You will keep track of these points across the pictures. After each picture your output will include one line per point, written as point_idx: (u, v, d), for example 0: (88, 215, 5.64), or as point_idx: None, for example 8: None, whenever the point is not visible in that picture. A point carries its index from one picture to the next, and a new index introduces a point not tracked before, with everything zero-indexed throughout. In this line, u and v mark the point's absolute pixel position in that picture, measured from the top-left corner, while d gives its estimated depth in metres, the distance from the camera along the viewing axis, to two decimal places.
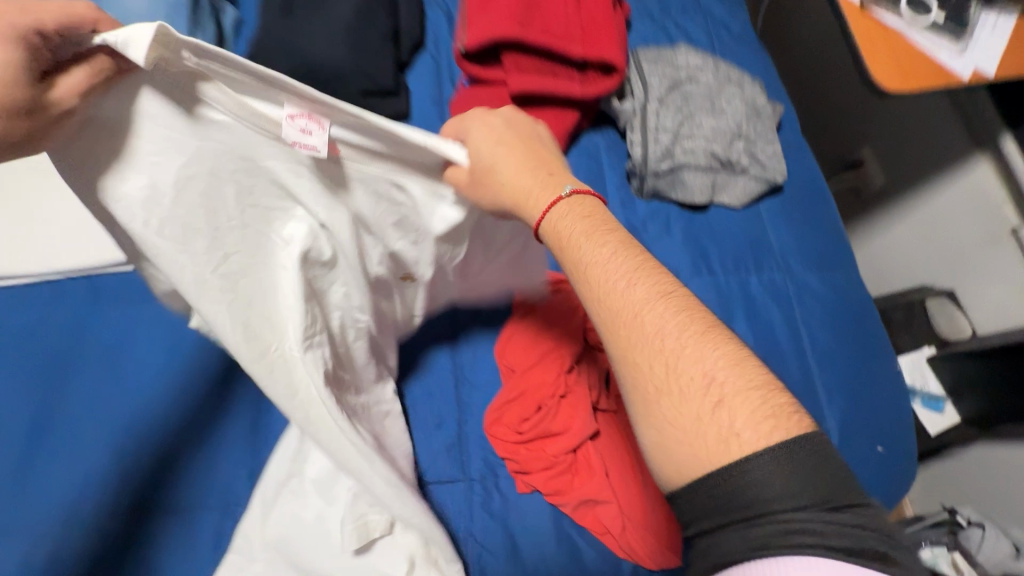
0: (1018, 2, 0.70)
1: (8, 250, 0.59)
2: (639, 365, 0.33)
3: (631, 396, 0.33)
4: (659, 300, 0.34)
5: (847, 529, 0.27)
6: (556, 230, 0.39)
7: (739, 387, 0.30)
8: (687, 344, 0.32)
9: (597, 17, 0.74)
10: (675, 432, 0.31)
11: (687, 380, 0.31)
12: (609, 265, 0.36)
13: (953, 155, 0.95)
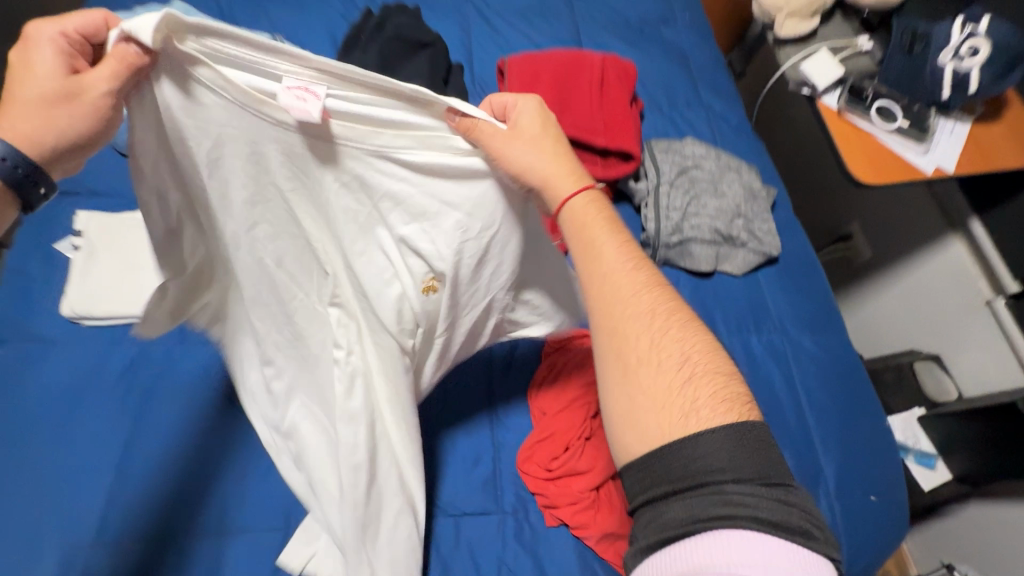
0: (969, 113, 0.84)
1: (124, 294, 0.70)
2: (628, 339, 0.44)
3: (619, 360, 0.43)
4: (648, 296, 0.45)
5: (771, 503, 0.35)
6: (577, 221, 0.48)
7: (703, 370, 0.42)
8: (668, 332, 0.43)
9: (617, 112, 0.88)
10: (651, 394, 0.41)
11: (668, 360, 0.42)
12: (614, 264, 0.47)
13: (930, 234, 1.07)
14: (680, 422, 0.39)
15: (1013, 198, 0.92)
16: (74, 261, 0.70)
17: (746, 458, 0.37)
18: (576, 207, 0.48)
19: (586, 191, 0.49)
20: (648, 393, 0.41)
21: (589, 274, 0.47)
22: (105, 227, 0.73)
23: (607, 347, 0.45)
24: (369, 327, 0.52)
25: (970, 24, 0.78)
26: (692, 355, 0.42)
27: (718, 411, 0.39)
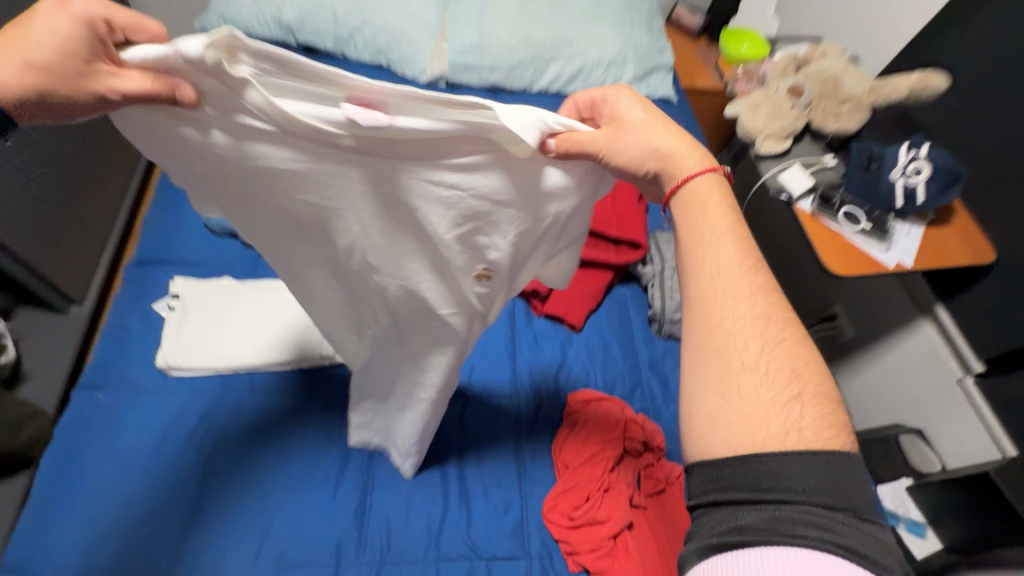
0: (923, 217, 1.01)
1: (212, 350, 0.82)
2: (734, 338, 0.41)
3: (718, 354, 0.40)
4: (763, 301, 0.42)
5: (851, 532, 0.34)
6: (690, 203, 0.46)
7: (812, 393, 0.39)
8: (779, 344, 0.40)
9: (626, 210, 1.06)
10: (748, 400, 0.38)
11: (778, 370, 0.39)
12: (728, 259, 0.43)
13: (903, 317, 1.20)
14: (773, 437, 0.37)
15: (966, 288, 1.06)
16: (169, 319, 0.84)
17: (838, 488, 0.35)
18: (691, 194, 0.46)
19: (708, 182, 0.46)
20: (748, 398, 0.38)
21: (697, 263, 0.44)
22: (200, 293, 0.87)
23: (707, 339, 0.41)
24: (421, 302, 0.59)
25: (913, 150, 0.96)
26: (802, 372, 0.40)
27: (817, 434, 0.37)
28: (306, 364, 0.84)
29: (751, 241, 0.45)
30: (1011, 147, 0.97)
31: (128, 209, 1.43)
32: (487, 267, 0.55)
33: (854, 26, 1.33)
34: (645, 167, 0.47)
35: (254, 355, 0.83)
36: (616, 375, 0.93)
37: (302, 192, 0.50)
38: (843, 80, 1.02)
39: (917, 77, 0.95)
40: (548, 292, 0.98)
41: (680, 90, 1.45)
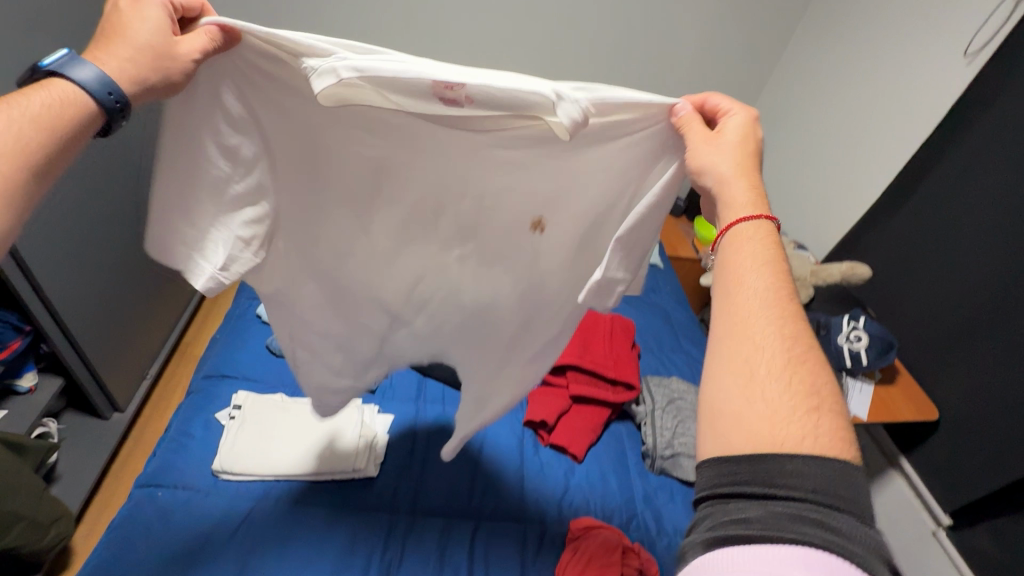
0: (871, 377, 1.20)
1: (257, 459, 0.94)
2: (764, 349, 0.43)
3: (745, 361, 0.42)
4: (791, 320, 0.44)
5: (855, 542, 0.34)
6: (735, 234, 0.49)
7: (832, 412, 0.41)
8: (804, 362, 0.42)
9: (622, 354, 1.24)
10: (770, 406, 0.40)
11: (801, 386, 0.41)
12: (759, 278, 0.46)
13: (875, 468, 1.32)
14: (790, 441, 0.38)
15: (922, 443, 1.21)
16: (229, 427, 0.98)
17: (846, 496, 0.36)
18: (732, 225, 0.50)
19: (758, 216, 0.49)
20: (772, 403, 0.40)
21: (727, 280, 0.48)
22: (257, 405, 1.02)
23: (734, 347, 0.44)
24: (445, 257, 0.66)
25: (853, 320, 1.18)
26: (823, 390, 0.42)
27: (831, 444, 0.38)
28: (340, 475, 0.96)
29: (789, 270, 0.47)
30: (932, 322, 1.21)
31: (181, 325, 1.62)
32: (539, 222, 0.62)
33: (799, 219, 1.68)
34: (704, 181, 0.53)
35: (294, 467, 0.94)
36: (613, 504, 1.03)
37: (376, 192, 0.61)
38: (789, 264, 1.29)
39: (846, 266, 1.21)
40: (554, 425, 1.12)
41: (665, 258, 1.75)
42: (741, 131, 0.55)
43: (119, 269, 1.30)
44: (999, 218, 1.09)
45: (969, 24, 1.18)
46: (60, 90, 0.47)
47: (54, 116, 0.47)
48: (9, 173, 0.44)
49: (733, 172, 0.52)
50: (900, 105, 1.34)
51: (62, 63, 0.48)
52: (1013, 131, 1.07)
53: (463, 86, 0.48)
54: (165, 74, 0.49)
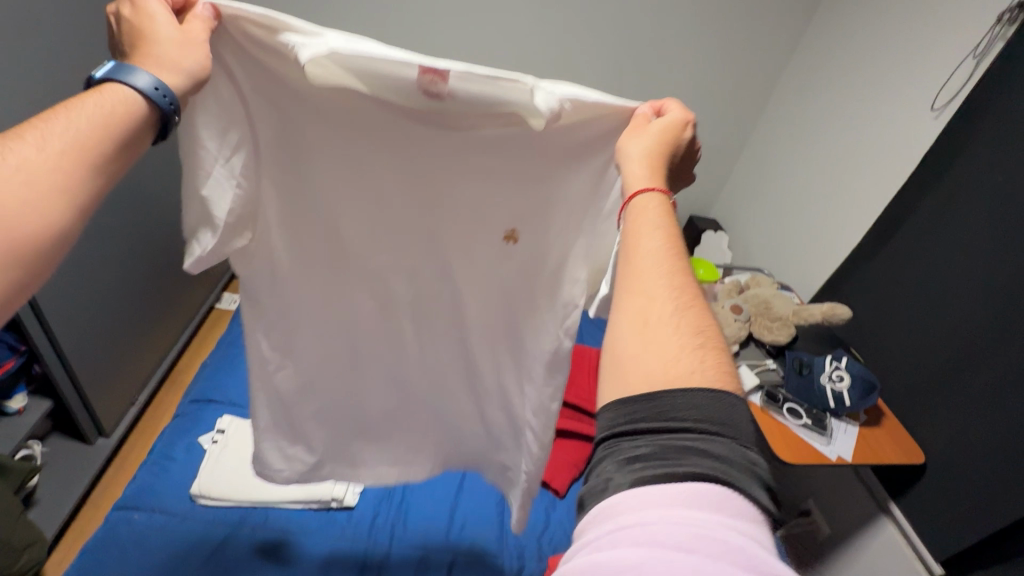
0: (855, 418, 1.20)
1: (237, 485, 0.94)
2: (655, 304, 0.50)
3: (639, 315, 0.50)
4: (678, 278, 0.52)
5: (733, 457, 0.40)
6: (638, 208, 0.57)
7: (713, 350, 0.48)
8: (689, 311, 0.50)
9: None
10: (659, 350, 0.47)
11: (686, 335, 0.48)
12: (654, 245, 0.54)
13: (868, 515, 1.30)
14: (678, 379, 0.44)
15: (910, 488, 1.19)
16: (211, 451, 0.99)
17: (728, 418, 0.42)
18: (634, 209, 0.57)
19: (656, 194, 0.57)
20: (662, 353, 0.47)
21: (629, 255, 0.54)
22: (239, 430, 1.03)
23: (631, 311, 0.51)
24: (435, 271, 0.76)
25: (836, 360, 1.19)
26: (705, 332, 0.49)
27: (713, 374, 0.45)
28: (319, 502, 0.97)
29: (679, 239, 0.56)
30: (915, 364, 1.22)
31: (175, 352, 1.64)
32: (512, 234, 0.71)
33: (786, 263, 1.73)
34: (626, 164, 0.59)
35: (274, 493, 0.95)
36: None
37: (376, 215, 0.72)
38: (772, 303, 1.32)
39: (826, 307, 1.24)
40: None
41: None
42: (671, 124, 0.61)
43: (119, 294, 1.34)
44: (970, 262, 1.12)
45: (932, 82, 1.26)
46: (119, 97, 0.50)
47: (114, 122, 0.50)
48: (72, 177, 0.48)
49: (647, 163, 0.59)
50: (874, 155, 1.41)
51: (112, 71, 0.51)
52: (979, 178, 1.12)
53: (447, 80, 0.57)
54: (188, 55, 0.54)
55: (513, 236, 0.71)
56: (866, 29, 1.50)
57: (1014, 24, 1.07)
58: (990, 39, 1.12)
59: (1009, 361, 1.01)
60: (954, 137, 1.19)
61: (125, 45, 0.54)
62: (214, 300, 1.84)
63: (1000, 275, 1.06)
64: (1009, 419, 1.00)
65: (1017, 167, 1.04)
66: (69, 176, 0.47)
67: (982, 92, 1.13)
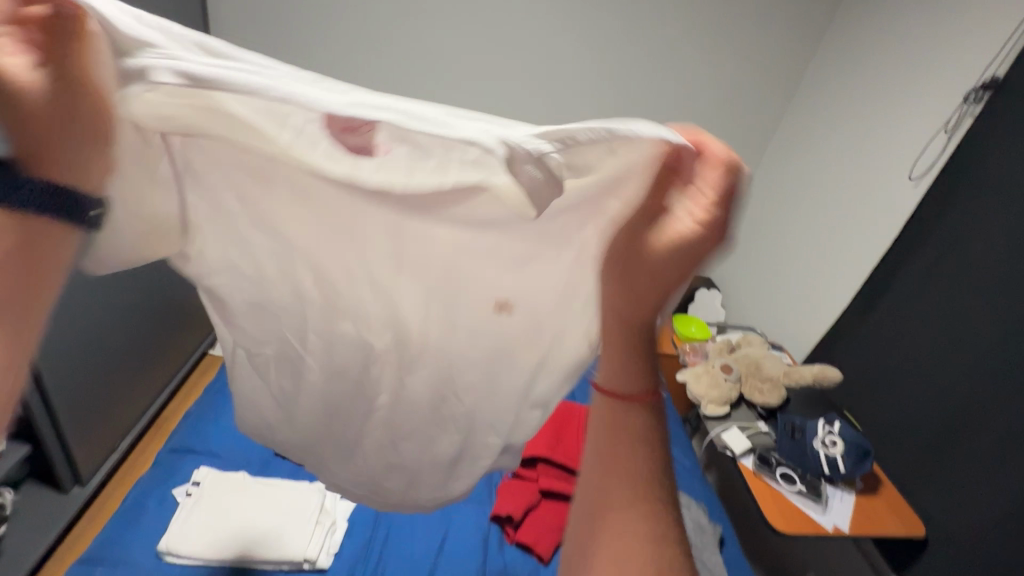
0: (851, 484, 1.17)
1: (207, 543, 0.91)
2: (617, 507, 0.50)
3: (600, 517, 0.51)
4: (641, 464, 0.51)
5: None
6: (606, 387, 0.52)
7: (671, 544, 0.49)
8: (648, 505, 0.50)
9: None
10: (617, 558, 0.49)
11: (649, 533, 0.49)
12: (620, 434, 0.52)
13: None
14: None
15: (912, 561, 1.15)
16: (183, 505, 0.97)
17: None
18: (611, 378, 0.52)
19: (631, 369, 0.51)
20: (630, 554, 0.49)
21: (596, 444, 0.53)
22: (214, 483, 1.00)
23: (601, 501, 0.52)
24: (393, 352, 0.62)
25: (828, 424, 1.16)
26: (665, 526, 0.50)
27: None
28: (290, 564, 0.91)
29: (651, 409, 0.52)
30: (910, 430, 1.20)
31: (162, 400, 1.63)
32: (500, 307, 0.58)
33: (778, 323, 1.75)
34: (612, 288, 0.48)
35: (244, 552, 0.91)
36: None
37: (322, 281, 0.58)
38: (762, 363, 1.31)
39: (817, 368, 1.23)
40: (521, 520, 1.07)
41: None
42: (684, 227, 0.42)
43: (110, 336, 1.35)
44: (956, 327, 1.13)
45: (908, 154, 1.32)
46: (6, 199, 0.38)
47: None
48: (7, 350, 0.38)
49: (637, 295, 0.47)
50: (858, 220, 1.46)
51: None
52: (961, 245, 1.16)
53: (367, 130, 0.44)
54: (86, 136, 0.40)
55: (505, 300, 0.58)
56: (844, 105, 1.60)
57: (980, 102, 1.15)
58: (959, 116, 1.19)
59: (1004, 429, 1.00)
60: (934, 206, 1.23)
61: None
62: (207, 347, 1.85)
63: (987, 341, 1.06)
64: (1012, 489, 0.97)
65: (998, 235, 1.08)
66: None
67: (957, 166, 1.19)
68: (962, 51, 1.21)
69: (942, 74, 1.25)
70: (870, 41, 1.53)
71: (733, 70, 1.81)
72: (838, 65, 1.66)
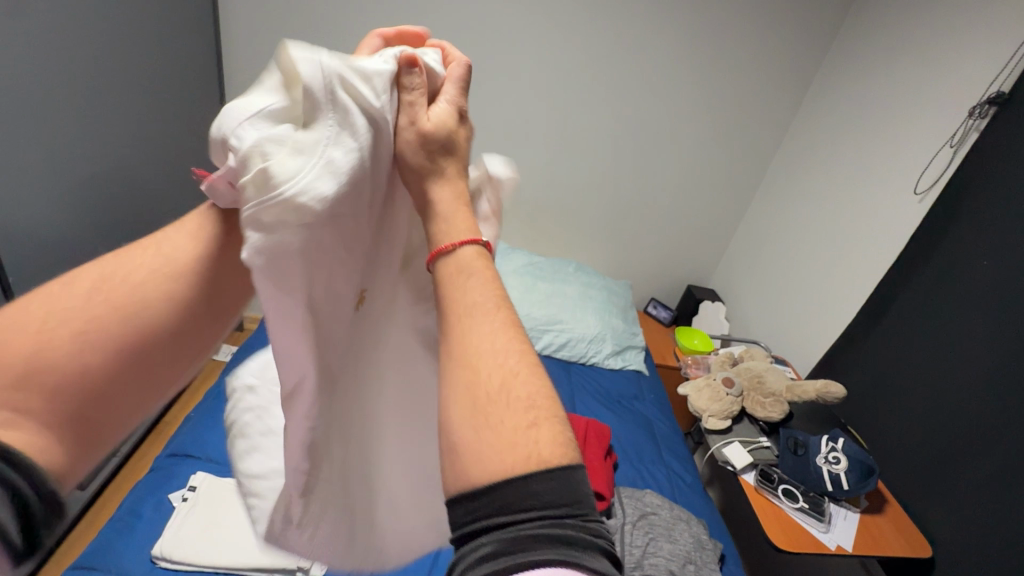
0: (856, 504, 1.16)
1: (199, 549, 0.90)
2: (480, 374, 0.38)
3: (463, 393, 0.38)
4: (502, 329, 0.41)
5: (569, 535, 0.35)
6: (448, 264, 0.44)
7: (549, 411, 0.39)
8: (518, 370, 0.39)
9: (593, 461, 1.20)
10: (491, 434, 0.36)
11: (522, 399, 0.38)
12: (476, 310, 0.41)
13: None
14: (517, 463, 0.35)
15: None
16: (178, 510, 0.97)
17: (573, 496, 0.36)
18: (455, 249, 0.45)
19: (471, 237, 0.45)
20: (496, 428, 0.36)
21: (453, 300, 0.42)
22: (211, 489, 1.00)
23: (458, 371, 0.39)
24: None
25: (831, 440, 1.14)
26: (538, 398, 0.39)
27: (555, 452, 0.36)
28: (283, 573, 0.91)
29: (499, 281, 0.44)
30: (915, 448, 1.18)
31: (163, 405, 1.64)
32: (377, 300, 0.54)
33: (781, 337, 1.73)
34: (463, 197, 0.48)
35: (236, 559, 0.90)
36: None
37: None
38: (765, 377, 1.30)
39: (820, 384, 1.21)
40: None
41: (651, 366, 1.78)
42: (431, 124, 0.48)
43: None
44: (960, 344, 1.12)
45: (913, 168, 1.31)
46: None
47: (220, 217, 0.48)
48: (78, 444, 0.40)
49: (461, 208, 0.48)
50: (863, 233, 1.44)
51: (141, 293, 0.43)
52: (966, 261, 1.14)
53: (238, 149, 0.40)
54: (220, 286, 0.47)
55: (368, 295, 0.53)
56: (850, 118, 1.59)
57: (986, 117, 1.14)
58: (964, 130, 1.18)
59: (1009, 449, 0.98)
60: (938, 220, 1.22)
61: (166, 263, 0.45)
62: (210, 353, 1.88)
63: (992, 358, 1.05)
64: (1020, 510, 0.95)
65: (1004, 250, 1.07)
66: (207, 264, 0.46)
67: (962, 180, 1.18)
68: (968, 65, 1.21)
69: (948, 88, 1.25)
70: (876, 55, 1.53)
71: (736, 84, 1.82)
72: (843, 78, 1.66)
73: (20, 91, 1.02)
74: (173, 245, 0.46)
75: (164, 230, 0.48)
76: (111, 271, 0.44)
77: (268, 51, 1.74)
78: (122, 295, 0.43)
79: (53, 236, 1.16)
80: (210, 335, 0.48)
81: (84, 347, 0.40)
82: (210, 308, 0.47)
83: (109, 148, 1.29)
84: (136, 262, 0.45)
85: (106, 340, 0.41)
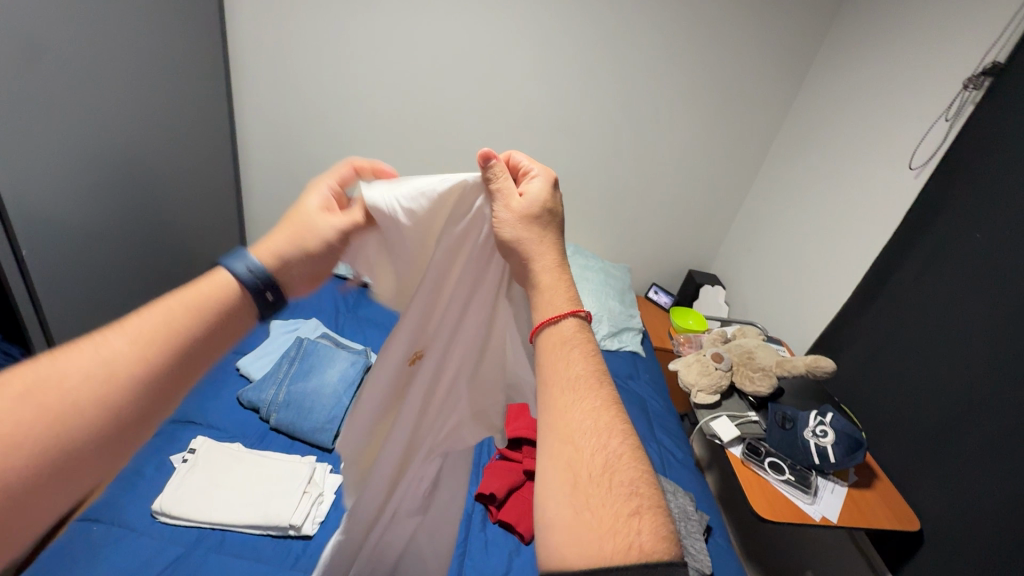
0: (843, 477, 1.16)
1: (197, 506, 0.95)
2: (583, 452, 0.47)
3: (569, 463, 0.46)
4: (604, 414, 0.49)
5: None
6: (555, 337, 0.54)
7: (647, 507, 0.44)
8: (620, 459, 0.46)
9: None
10: (594, 514, 0.43)
11: (624, 485, 0.45)
12: (583, 390, 0.51)
13: None
14: (619, 551, 0.40)
15: (908, 560, 1.12)
16: (178, 469, 1.01)
17: None
18: (558, 321, 0.55)
19: (569, 315, 0.56)
20: (598, 513, 0.43)
21: (555, 375, 0.52)
22: (210, 451, 1.05)
23: (560, 447, 0.48)
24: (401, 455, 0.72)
25: (819, 415, 1.14)
26: (638, 489, 0.45)
27: (652, 544, 0.41)
28: (276, 530, 0.95)
29: (602, 367, 0.54)
30: (908, 425, 1.18)
31: None
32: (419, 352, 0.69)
33: (780, 320, 1.73)
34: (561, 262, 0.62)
35: (232, 515, 0.95)
36: None
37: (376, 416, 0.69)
38: (755, 354, 1.31)
39: (810, 359, 1.22)
40: (504, 500, 1.11)
41: (648, 349, 1.80)
42: (521, 202, 0.61)
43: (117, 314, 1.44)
44: (954, 318, 1.11)
45: (909, 144, 1.30)
46: (221, 280, 0.53)
47: (188, 322, 0.49)
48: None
49: (563, 283, 0.59)
50: (861, 212, 1.43)
51: (101, 395, 0.43)
52: (960, 235, 1.13)
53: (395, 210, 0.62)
54: (166, 395, 0.47)
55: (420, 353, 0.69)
56: (851, 93, 1.57)
57: (981, 89, 1.12)
58: (960, 103, 1.17)
59: (1000, 421, 0.98)
60: (934, 196, 1.21)
61: (134, 363, 0.45)
62: None
63: (984, 333, 1.04)
64: (1007, 484, 0.95)
65: (994, 223, 1.06)
66: (155, 367, 0.46)
67: (959, 152, 1.16)
68: (966, 34, 1.18)
69: (949, 55, 1.22)
70: (878, 30, 1.50)
71: (734, 65, 1.81)
72: (847, 51, 1.63)
73: (26, 63, 1.06)
74: (113, 350, 0.45)
75: (112, 324, 0.47)
76: (59, 366, 0.43)
77: (271, 34, 1.77)
78: (58, 402, 0.41)
79: (58, 214, 1.21)
80: (165, 408, 0.48)
81: (14, 447, 0.38)
82: (150, 412, 0.46)
83: (118, 129, 1.34)
84: (78, 357, 0.44)
85: (35, 440, 0.39)
